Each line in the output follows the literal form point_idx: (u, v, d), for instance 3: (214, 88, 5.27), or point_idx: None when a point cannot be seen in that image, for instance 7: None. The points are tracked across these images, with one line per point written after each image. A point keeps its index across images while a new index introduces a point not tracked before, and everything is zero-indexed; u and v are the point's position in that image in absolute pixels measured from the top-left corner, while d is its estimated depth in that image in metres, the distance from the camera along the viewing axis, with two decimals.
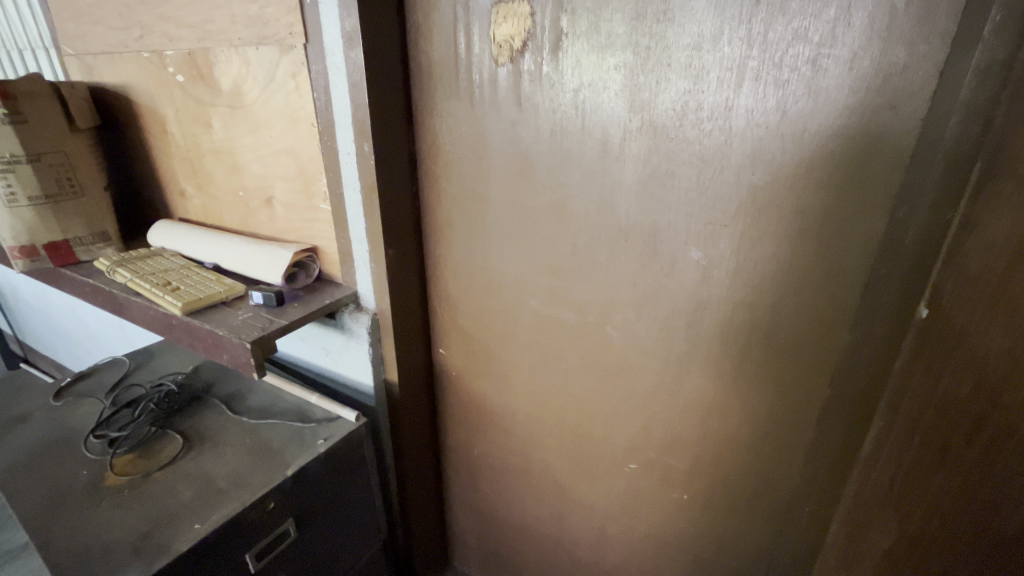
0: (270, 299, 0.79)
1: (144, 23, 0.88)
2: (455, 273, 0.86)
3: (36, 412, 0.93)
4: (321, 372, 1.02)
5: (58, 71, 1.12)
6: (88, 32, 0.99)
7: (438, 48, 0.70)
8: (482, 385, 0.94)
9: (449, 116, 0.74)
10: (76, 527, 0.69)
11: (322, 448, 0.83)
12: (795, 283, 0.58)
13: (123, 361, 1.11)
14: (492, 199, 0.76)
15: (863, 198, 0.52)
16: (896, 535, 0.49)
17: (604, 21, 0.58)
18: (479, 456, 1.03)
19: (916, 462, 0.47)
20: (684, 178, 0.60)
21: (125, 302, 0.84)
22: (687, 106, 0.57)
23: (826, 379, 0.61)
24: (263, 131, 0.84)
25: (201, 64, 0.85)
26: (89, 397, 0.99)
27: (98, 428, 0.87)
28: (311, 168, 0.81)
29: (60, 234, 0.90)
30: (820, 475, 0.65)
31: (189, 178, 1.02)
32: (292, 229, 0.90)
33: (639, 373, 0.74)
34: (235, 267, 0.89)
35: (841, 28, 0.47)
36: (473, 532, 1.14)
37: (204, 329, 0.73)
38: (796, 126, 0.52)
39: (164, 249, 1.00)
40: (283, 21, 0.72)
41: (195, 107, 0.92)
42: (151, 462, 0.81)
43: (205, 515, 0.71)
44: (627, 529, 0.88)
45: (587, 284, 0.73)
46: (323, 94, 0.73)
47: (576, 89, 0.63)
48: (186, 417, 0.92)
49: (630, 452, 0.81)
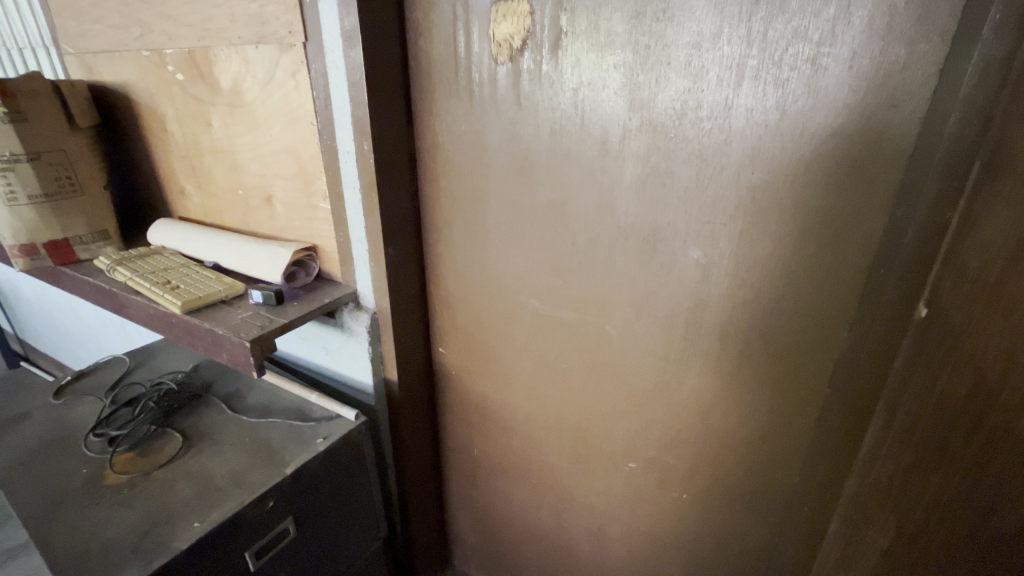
0: (270, 298, 0.79)
1: (144, 21, 0.88)
2: (454, 273, 0.86)
3: (36, 411, 0.93)
4: (321, 371, 1.02)
5: (58, 70, 1.12)
6: (88, 31, 0.99)
7: (438, 47, 0.70)
8: (481, 384, 0.94)
9: (449, 115, 0.74)
10: (76, 525, 0.69)
11: (321, 447, 0.83)
12: (794, 283, 0.58)
13: (122, 360, 1.11)
14: (491, 198, 0.76)
15: (863, 197, 0.52)
16: (894, 534, 0.49)
17: (603, 20, 0.58)
18: (478, 455, 1.03)
19: (914, 461, 0.47)
20: (683, 177, 0.60)
21: (125, 301, 0.84)
22: (687, 104, 0.57)
23: (826, 379, 0.61)
24: (263, 130, 0.84)
25: (201, 63, 0.85)
26: (89, 396, 0.99)
27: (98, 427, 0.87)
28: (311, 167, 0.81)
29: (60, 232, 0.90)
30: (818, 475, 0.65)
31: (189, 177, 1.02)
32: (291, 227, 0.90)
33: (638, 373, 0.75)
34: (234, 266, 0.89)
35: (841, 27, 0.47)
36: (473, 532, 1.14)
37: (204, 328, 0.73)
38: (796, 125, 0.52)
39: (165, 248, 1.00)
40: (283, 20, 0.72)
41: (195, 106, 0.92)
42: (151, 460, 0.81)
43: (205, 514, 0.71)
44: (627, 528, 0.88)
45: (587, 284, 0.73)
46: (323, 93, 0.73)
47: (576, 88, 0.63)
48: (186, 416, 0.92)
49: (630, 451, 0.81)
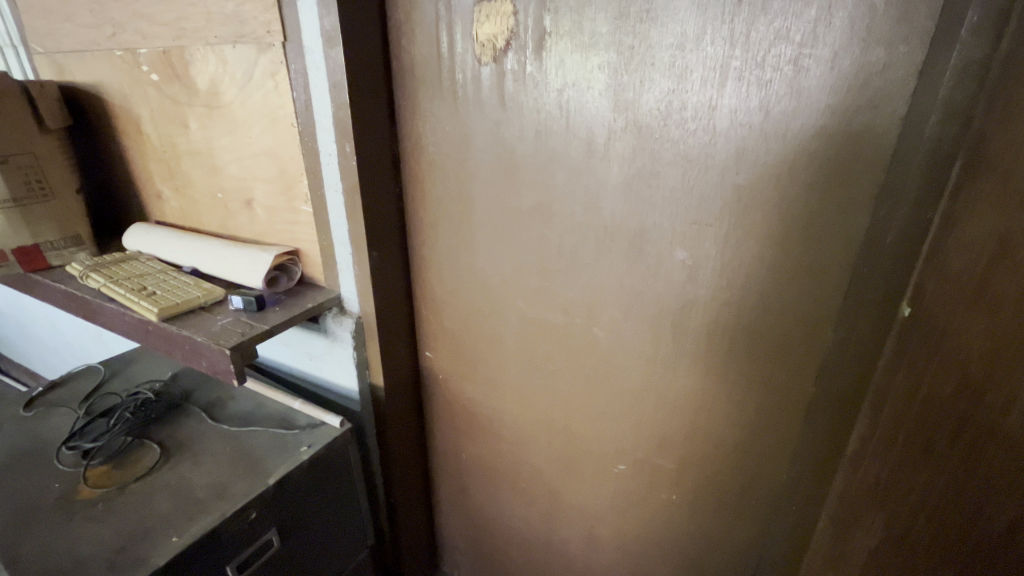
0: (251, 304, 0.77)
1: (116, 20, 0.86)
2: (439, 275, 0.85)
3: (7, 424, 0.90)
4: (305, 377, 1.00)
5: (26, 69, 1.08)
6: (57, 29, 0.96)
7: (421, 47, 0.69)
8: (469, 387, 0.93)
9: (432, 115, 0.73)
10: (48, 543, 0.67)
11: (305, 456, 0.82)
12: (779, 283, 0.58)
13: (97, 369, 1.08)
14: (477, 199, 0.75)
15: (845, 198, 0.52)
16: (882, 533, 0.49)
17: (587, 20, 0.58)
18: (467, 458, 1.01)
19: (902, 461, 0.47)
20: (668, 178, 0.60)
21: (100, 309, 0.81)
22: (671, 106, 0.57)
23: (813, 378, 0.61)
24: (241, 131, 0.82)
25: (177, 63, 0.83)
26: (61, 407, 0.95)
27: (72, 439, 0.84)
28: (292, 170, 0.79)
29: (29, 238, 0.87)
30: (805, 475, 0.65)
31: (166, 180, 1.00)
32: (273, 232, 0.88)
33: (627, 374, 0.74)
34: (214, 271, 0.86)
35: (822, 28, 0.47)
36: (463, 537, 1.13)
37: (182, 336, 0.71)
38: (779, 126, 0.52)
39: (141, 254, 0.97)
40: (261, 20, 0.70)
41: (171, 107, 0.89)
42: (126, 473, 0.79)
43: (184, 527, 0.69)
44: (618, 531, 0.88)
45: (573, 285, 0.73)
46: (302, 94, 0.72)
47: (560, 89, 0.63)
48: (163, 426, 0.90)
49: (618, 452, 0.81)
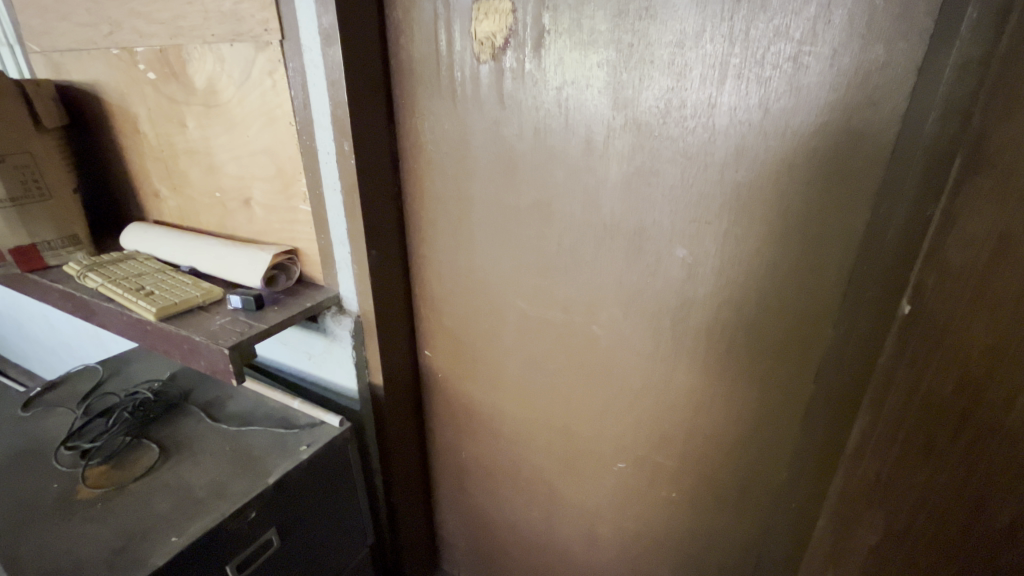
0: (250, 303, 0.77)
1: (113, 19, 0.85)
2: (439, 273, 0.85)
3: (5, 424, 0.90)
4: (305, 377, 1.00)
5: (23, 68, 1.08)
6: (54, 28, 0.95)
7: (419, 45, 0.69)
8: (468, 386, 0.93)
9: (431, 114, 0.73)
10: (46, 544, 0.67)
11: (305, 455, 0.81)
12: (779, 281, 0.58)
13: (95, 369, 1.07)
14: (476, 198, 0.75)
15: (845, 195, 0.52)
16: (883, 529, 0.49)
17: (586, 18, 0.58)
18: (466, 457, 1.01)
19: (902, 458, 0.47)
20: (668, 176, 0.60)
21: (98, 308, 0.81)
22: (670, 103, 0.57)
23: (812, 376, 0.61)
24: (239, 130, 0.82)
25: (175, 62, 0.83)
26: (60, 407, 0.95)
27: (70, 439, 0.84)
28: (290, 168, 0.79)
29: (26, 238, 0.87)
30: (804, 473, 0.65)
31: (164, 180, 0.99)
32: (271, 231, 0.88)
33: (627, 372, 0.74)
34: (213, 271, 0.86)
35: (821, 25, 0.47)
36: (463, 536, 1.13)
37: (180, 335, 0.71)
38: (779, 124, 0.52)
39: (139, 253, 0.96)
40: (258, 18, 0.70)
41: (168, 106, 0.89)
42: (125, 473, 0.78)
43: (183, 527, 0.68)
44: (618, 529, 0.88)
45: (573, 284, 0.73)
46: (300, 93, 0.72)
47: (559, 87, 0.62)
48: (162, 425, 0.89)
49: (618, 450, 0.81)
